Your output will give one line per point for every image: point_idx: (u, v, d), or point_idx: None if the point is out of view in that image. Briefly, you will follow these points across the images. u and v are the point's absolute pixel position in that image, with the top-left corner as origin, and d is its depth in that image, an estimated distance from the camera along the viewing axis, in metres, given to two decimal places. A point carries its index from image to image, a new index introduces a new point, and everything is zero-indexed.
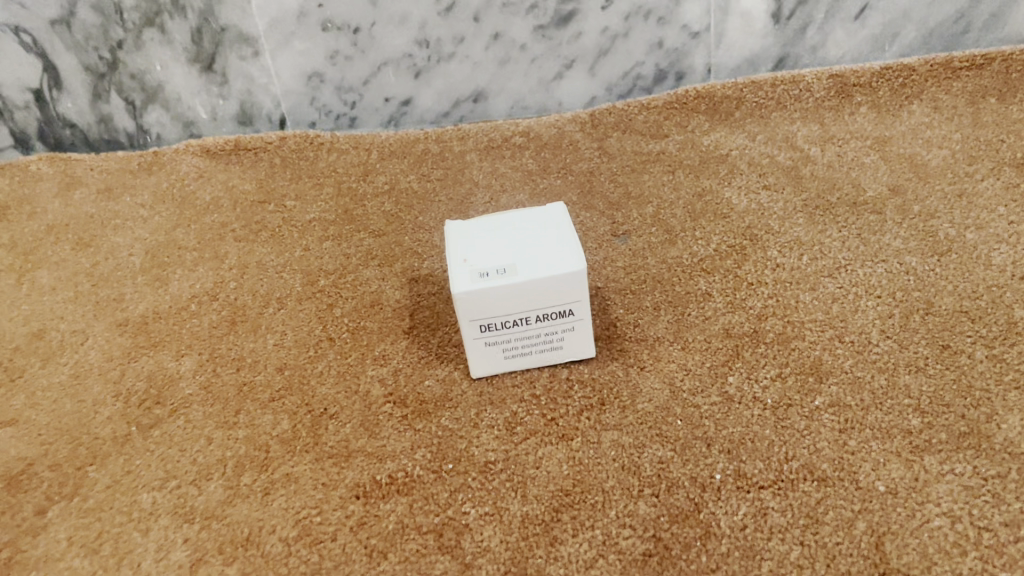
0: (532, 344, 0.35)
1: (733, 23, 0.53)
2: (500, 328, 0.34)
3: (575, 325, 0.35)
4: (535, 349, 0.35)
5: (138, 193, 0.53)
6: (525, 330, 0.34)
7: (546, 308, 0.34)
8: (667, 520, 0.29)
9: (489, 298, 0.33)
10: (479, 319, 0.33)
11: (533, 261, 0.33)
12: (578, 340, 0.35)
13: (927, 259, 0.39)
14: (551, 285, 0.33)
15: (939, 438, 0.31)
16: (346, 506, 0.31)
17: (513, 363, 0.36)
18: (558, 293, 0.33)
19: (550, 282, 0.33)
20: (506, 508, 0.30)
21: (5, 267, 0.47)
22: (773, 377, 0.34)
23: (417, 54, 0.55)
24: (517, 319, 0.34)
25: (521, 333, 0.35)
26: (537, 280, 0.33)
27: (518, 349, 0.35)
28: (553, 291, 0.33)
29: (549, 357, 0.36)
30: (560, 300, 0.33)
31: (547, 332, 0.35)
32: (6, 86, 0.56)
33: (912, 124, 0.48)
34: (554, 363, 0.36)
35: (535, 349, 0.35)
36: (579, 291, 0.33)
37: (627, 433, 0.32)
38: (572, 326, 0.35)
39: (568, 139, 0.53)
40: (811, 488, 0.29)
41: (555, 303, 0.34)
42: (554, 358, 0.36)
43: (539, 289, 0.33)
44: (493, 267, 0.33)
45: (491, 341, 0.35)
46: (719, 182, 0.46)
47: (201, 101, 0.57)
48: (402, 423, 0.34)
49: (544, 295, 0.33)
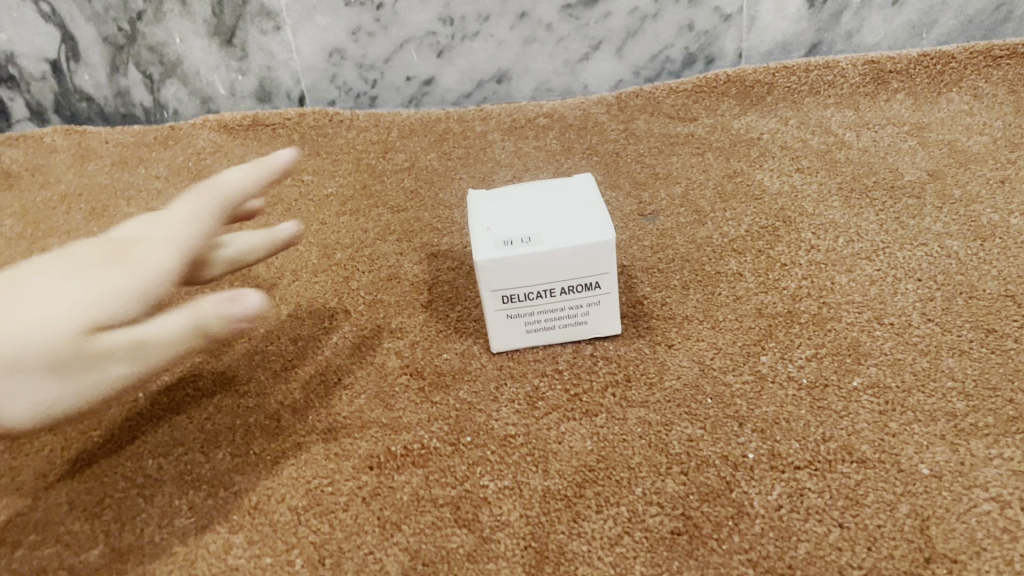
0: (555, 318, 0.34)
1: (766, 6, 0.51)
2: (523, 300, 0.33)
3: (602, 298, 0.33)
4: (559, 323, 0.34)
5: (153, 166, 0.52)
6: (550, 302, 0.33)
7: (572, 280, 0.32)
8: (697, 499, 0.27)
9: (513, 267, 0.31)
10: (502, 290, 0.32)
11: (561, 230, 0.32)
12: (604, 314, 0.34)
13: (969, 243, 0.37)
14: (578, 255, 0.31)
15: (985, 422, 0.29)
16: (359, 477, 0.30)
17: (535, 338, 0.34)
18: (585, 263, 0.32)
19: (577, 252, 0.31)
20: (526, 483, 0.29)
21: (16, 235, 0.46)
22: (808, 358, 0.32)
23: (441, 32, 0.53)
24: (542, 291, 0.32)
25: (546, 306, 0.33)
26: (565, 249, 0.31)
27: (540, 323, 0.34)
28: (580, 262, 0.32)
29: (572, 333, 0.34)
30: (587, 271, 0.32)
31: (571, 306, 0.33)
32: (23, 56, 0.56)
33: (950, 110, 0.47)
34: (576, 339, 0.35)
35: (559, 323, 0.34)
36: (607, 262, 0.32)
37: (654, 410, 0.31)
38: (598, 300, 0.33)
39: (593, 120, 0.51)
40: (850, 470, 0.28)
41: (582, 275, 0.32)
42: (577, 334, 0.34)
43: (566, 258, 0.31)
44: (518, 236, 0.32)
45: (513, 313, 0.33)
46: (750, 165, 0.45)
47: (219, 77, 0.56)
48: (418, 396, 0.33)
49: (571, 265, 0.32)
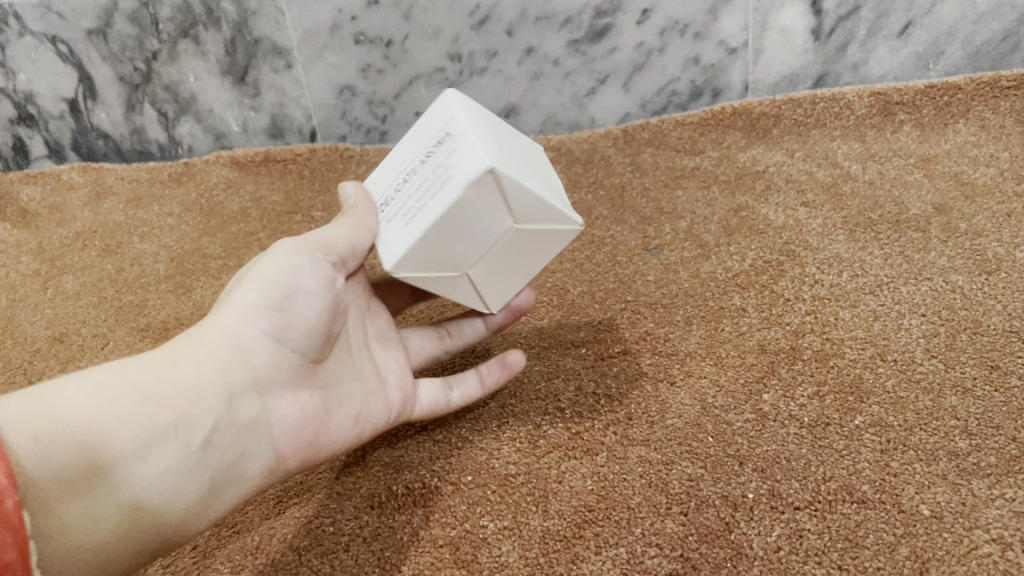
0: (422, 194, 0.27)
1: (772, 40, 0.52)
2: (394, 200, 0.29)
3: (455, 139, 0.27)
4: (428, 199, 0.26)
5: (166, 202, 0.52)
6: (411, 184, 0.28)
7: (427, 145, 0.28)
8: (696, 540, 0.27)
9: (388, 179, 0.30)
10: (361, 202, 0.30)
11: None
12: (466, 160, 0.26)
13: (974, 277, 0.37)
14: (424, 123, 0.29)
15: (988, 461, 0.29)
16: (360, 516, 0.30)
17: (412, 227, 0.26)
18: (433, 121, 0.28)
19: (427, 120, 0.29)
20: (526, 523, 0.29)
21: (32, 272, 0.47)
22: (810, 396, 0.32)
23: (449, 68, 0.54)
24: (406, 175, 0.29)
25: (412, 189, 0.28)
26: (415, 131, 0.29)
27: (413, 208, 0.27)
28: (429, 128, 0.29)
29: (462, 215, 0.26)
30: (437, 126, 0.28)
31: (433, 170, 0.27)
32: (42, 96, 0.57)
33: (957, 142, 0.47)
34: (462, 211, 0.26)
35: (424, 198, 0.26)
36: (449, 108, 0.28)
37: (655, 449, 0.31)
38: (452, 144, 0.27)
39: (600, 154, 0.52)
40: (850, 511, 0.28)
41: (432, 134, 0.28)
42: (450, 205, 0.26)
43: (419, 136, 0.29)
44: None
45: (386, 218, 0.29)
46: (755, 199, 0.45)
47: (232, 114, 0.57)
48: (421, 434, 0.33)
49: (423, 137, 0.29)
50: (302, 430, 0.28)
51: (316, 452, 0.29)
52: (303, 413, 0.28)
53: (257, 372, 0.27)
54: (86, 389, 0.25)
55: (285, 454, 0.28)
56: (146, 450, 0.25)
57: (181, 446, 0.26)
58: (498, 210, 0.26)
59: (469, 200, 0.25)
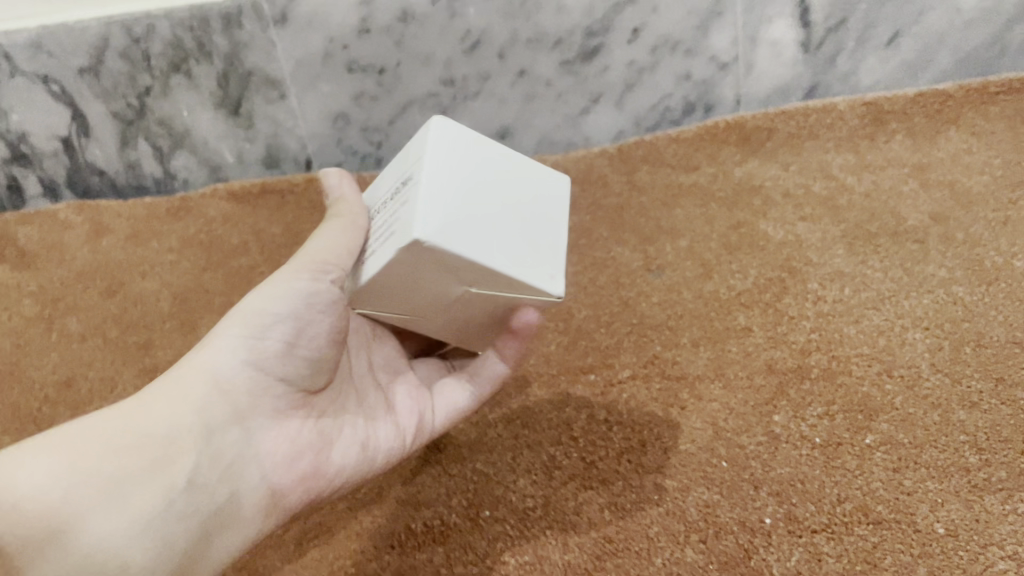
0: (387, 237, 0.28)
1: (762, 53, 0.52)
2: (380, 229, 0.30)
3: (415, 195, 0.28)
4: (386, 241, 0.28)
5: (165, 238, 0.53)
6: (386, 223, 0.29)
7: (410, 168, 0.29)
8: (717, 569, 0.28)
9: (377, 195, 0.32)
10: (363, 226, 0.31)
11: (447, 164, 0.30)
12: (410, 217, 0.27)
13: (975, 289, 0.37)
14: (417, 147, 0.30)
15: (998, 476, 0.29)
16: (382, 556, 0.30)
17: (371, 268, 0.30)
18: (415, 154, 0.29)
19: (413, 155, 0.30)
20: (547, 558, 0.29)
21: (34, 315, 0.47)
22: (820, 415, 0.32)
23: (443, 92, 0.54)
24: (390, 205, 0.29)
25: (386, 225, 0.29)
26: (410, 153, 0.30)
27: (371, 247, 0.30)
28: (414, 153, 0.29)
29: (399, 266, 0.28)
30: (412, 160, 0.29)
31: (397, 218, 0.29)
32: (35, 135, 0.57)
33: (950, 150, 0.47)
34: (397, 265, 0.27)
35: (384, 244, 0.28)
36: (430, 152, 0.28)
37: (670, 475, 0.31)
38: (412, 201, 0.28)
39: (596, 174, 0.52)
40: (866, 532, 0.28)
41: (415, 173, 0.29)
42: (396, 256, 0.27)
43: (410, 159, 0.30)
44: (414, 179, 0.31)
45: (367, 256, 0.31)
46: (754, 214, 0.45)
47: (227, 146, 0.57)
48: (436, 470, 0.33)
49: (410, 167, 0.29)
50: (292, 463, 0.30)
51: (316, 482, 0.31)
52: (295, 445, 0.30)
53: (242, 407, 0.29)
54: (74, 442, 0.25)
55: (284, 490, 0.29)
56: (140, 492, 0.25)
57: (165, 492, 0.26)
58: (453, 266, 0.27)
59: (408, 252, 0.27)
